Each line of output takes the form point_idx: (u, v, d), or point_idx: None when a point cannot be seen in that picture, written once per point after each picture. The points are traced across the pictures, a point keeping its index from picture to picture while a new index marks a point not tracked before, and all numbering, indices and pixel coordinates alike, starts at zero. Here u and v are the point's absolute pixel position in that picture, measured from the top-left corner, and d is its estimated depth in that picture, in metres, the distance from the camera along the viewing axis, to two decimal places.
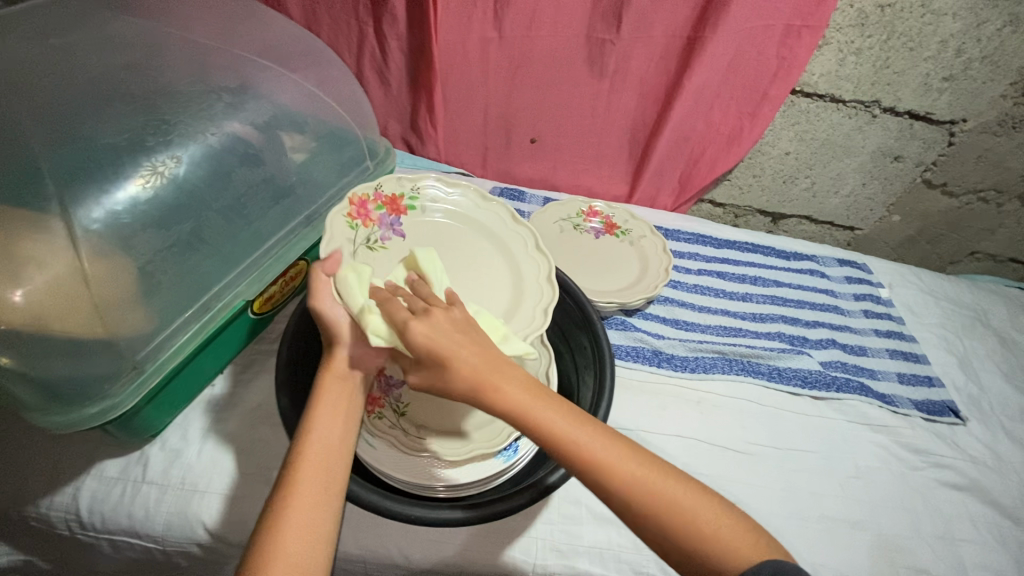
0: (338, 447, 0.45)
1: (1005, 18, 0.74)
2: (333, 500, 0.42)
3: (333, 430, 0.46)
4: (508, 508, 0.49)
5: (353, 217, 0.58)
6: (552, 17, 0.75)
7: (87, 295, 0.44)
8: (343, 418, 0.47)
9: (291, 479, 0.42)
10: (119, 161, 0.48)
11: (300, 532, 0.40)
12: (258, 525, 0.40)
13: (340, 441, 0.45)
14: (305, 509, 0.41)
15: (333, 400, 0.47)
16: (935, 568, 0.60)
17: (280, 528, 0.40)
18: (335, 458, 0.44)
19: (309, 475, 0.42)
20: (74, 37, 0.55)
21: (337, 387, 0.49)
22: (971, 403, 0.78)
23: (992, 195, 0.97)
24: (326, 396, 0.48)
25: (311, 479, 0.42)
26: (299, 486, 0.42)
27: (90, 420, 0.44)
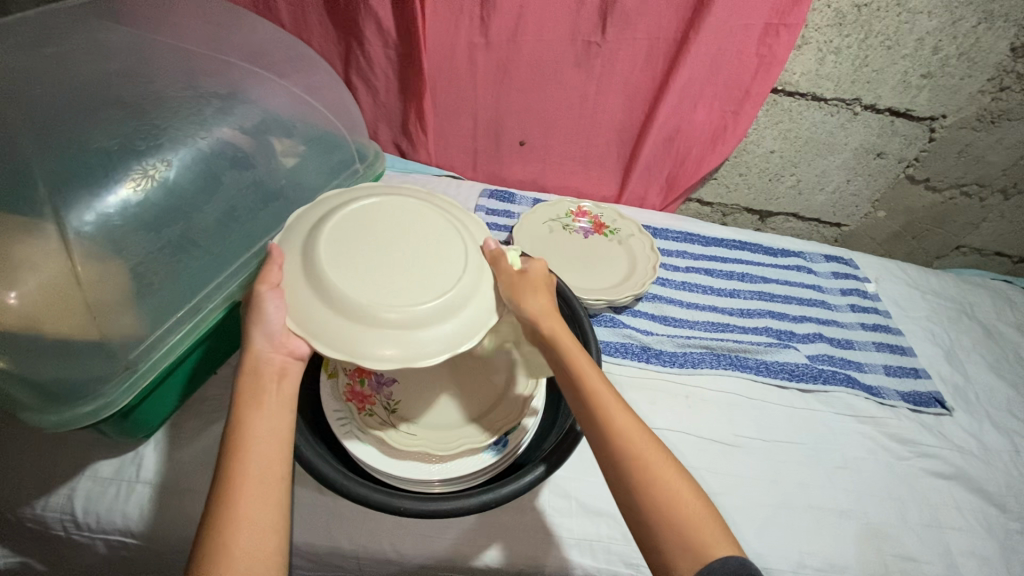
0: (276, 444, 0.44)
1: (979, 15, 0.75)
2: (276, 495, 0.42)
3: (267, 427, 0.44)
4: (495, 498, 0.51)
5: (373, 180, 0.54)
6: (536, 22, 0.77)
7: (80, 296, 0.45)
8: (279, 415, 0.46)
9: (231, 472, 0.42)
10: (111, 166, 0.50)
11: (249, 527, 0.40)
12: (201, 527, 0.40)
13: (275, 435, 0.45)
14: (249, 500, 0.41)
15: (261, 399, 0.45)
16: (923, 555, 0.60)
17: (227, 525, 0.39)
18: (272, 456, 0.43)
19: (247, 473, 0.42)
20: (67, 46, 0.56)
21: (260, 385, 0.46)
22: (958, 393, 0.79)
23: (975, 189, 0.98)
24: (251, 395, 0.45)
25: (249, 472, 0.42)
26: (240, 486, 0.41)
27: (84, 419, 0.44)
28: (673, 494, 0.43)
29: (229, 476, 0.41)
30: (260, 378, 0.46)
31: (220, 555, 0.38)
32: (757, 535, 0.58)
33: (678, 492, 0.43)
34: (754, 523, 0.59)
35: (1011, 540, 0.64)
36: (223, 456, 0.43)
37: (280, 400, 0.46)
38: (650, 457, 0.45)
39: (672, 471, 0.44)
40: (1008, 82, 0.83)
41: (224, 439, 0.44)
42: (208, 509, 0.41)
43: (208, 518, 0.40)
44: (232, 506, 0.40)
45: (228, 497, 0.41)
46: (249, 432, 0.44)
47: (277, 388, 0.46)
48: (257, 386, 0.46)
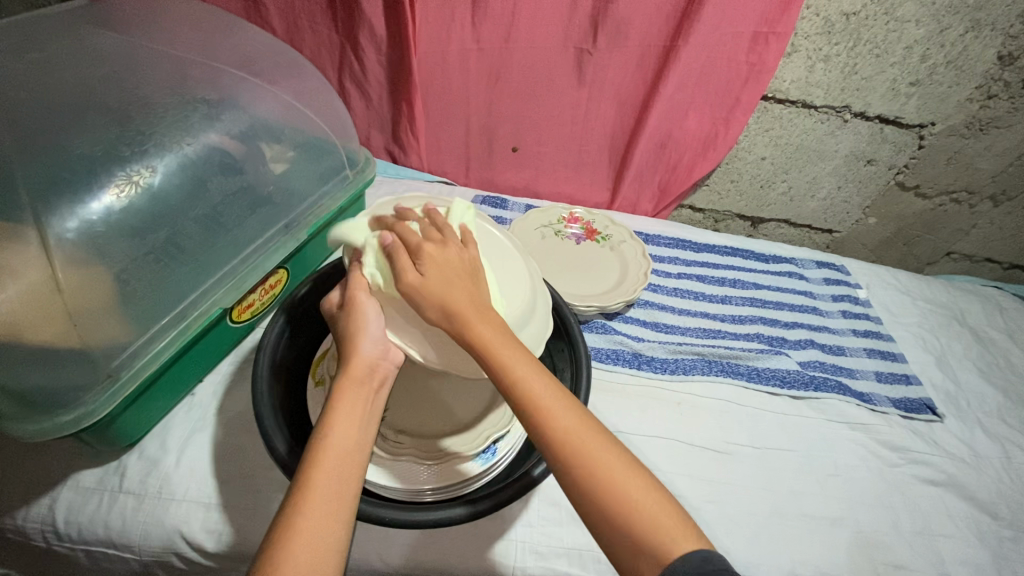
0: (354, 454, 0.43)
1: (967, 24, 0.76)
2: (343, 506, 0.41)
3: (352, 433, 0.44)
4: (477, 512, 0.50)
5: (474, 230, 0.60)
6: (528, 29, 0.77)
7: (61, 304, 0.44)
8: (363, 428, 0.45)
9: (307, 478, 0.41)
10: (95, 172, 0.49)
11: (314, 535, 0.38)
12: (272, 524, 0.39)
13: (354, 446, 0.44)
14: (318, 513, 0.39)
15: (353, 407, 0.45)
16: (914, 563, 0.60)
17: (291, 528, 0.38)
18: (351, 462, 0.43)
19: (322, 474, 0.41)
20: (51, 51, 0.56)
21: (357, 395, 0.46)
22: (948, 399, 0.79)
23: (964, 196, 0.99)
24: (345, 402, 0.45)
25: (323, 483, 0.41)
26: (313, 488, 0.40)
27: (63, 429, 0.44)
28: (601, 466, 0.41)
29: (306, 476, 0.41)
30: (365, 381, 0.47)
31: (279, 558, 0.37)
32: (748, 543, 0.58)
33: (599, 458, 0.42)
34: (742, 532, 0.59)
35: (1002, 547, 0.64)
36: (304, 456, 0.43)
37: (371, 412, 0.46)
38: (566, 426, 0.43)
39: (621, 467, 0.42)
40: (996, 90, 0.84)
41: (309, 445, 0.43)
42: (276, 520, 0.39)
43: (279, 519, 0.39)
44: (300, 506, 0.39)
45: (300, 497, 0.40)
46: (332, 434, 0.43)
47: (372, 398, 0.47)
48: (356, 392, 0.46)
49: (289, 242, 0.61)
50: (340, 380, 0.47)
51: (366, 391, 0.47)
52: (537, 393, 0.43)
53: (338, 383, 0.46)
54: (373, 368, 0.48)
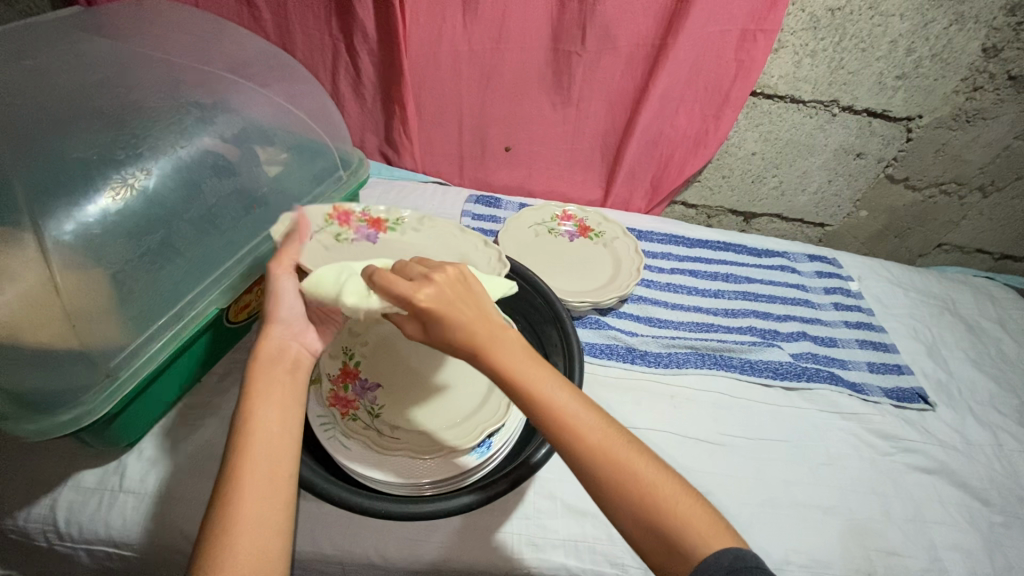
0: (281, 434, 0.46)
1: (951, 17, 0.77)
2: (280, 487, 0.44)
3: (271, 417, 0.47)
4: (481, 499, 0.52)
5: (332, 218, 0.66)
6: (518, 30, 0.78)
7: (59, 306, 0.45)
8: (284, 408, 0.48)
9: (238, 469, 0.43)
10: (90, 176, 0.50)
11: (253, 522, 0.41)
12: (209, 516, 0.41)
13: (279, 428, 0.46)
14: (255, 499, 0.42)
15: (267, 389, 0.48)
16: (907, 550, 0.60)
17: (230, 516, 0.41)
18: (276, 443, 0.45)
19: (251, 463, 0.43)
20: (46, 59, 0.57)
21: (271, 375, 0.50)
22: (940, 388, 0.79)
23: (953, 188, 0.99)
24: (261, 388, 0.48)
25: (253, 471, 0.43)
26: (241, 476, 0.43)
27: (63, 427, 0.45)
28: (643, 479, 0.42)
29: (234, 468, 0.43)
30: (274, 362, 0.51)
31: (227, 540, 0.40)
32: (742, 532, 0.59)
33: (636, 467, 0.43)
34: (736, 520, 0.59)
35: (994, 532, 0.64)
36: (227, 450, 0.45)
37: (288, 390, 0.49)
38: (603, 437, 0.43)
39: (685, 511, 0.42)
40: (981, 81, 0.85)
41: (232, 434, 0.45)
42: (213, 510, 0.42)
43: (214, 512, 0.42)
44: (234, 493, 0.42)
45: (234, 488, 0.42)
46: (252, 422, 0.46)
47: (286, 375, 0.51)
48: (269, 373, 0.50)
49: None
50: (251, 367, 0.50)
51: (280, 372, 0.51)
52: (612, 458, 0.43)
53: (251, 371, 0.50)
54: (283, 349, 0.53)
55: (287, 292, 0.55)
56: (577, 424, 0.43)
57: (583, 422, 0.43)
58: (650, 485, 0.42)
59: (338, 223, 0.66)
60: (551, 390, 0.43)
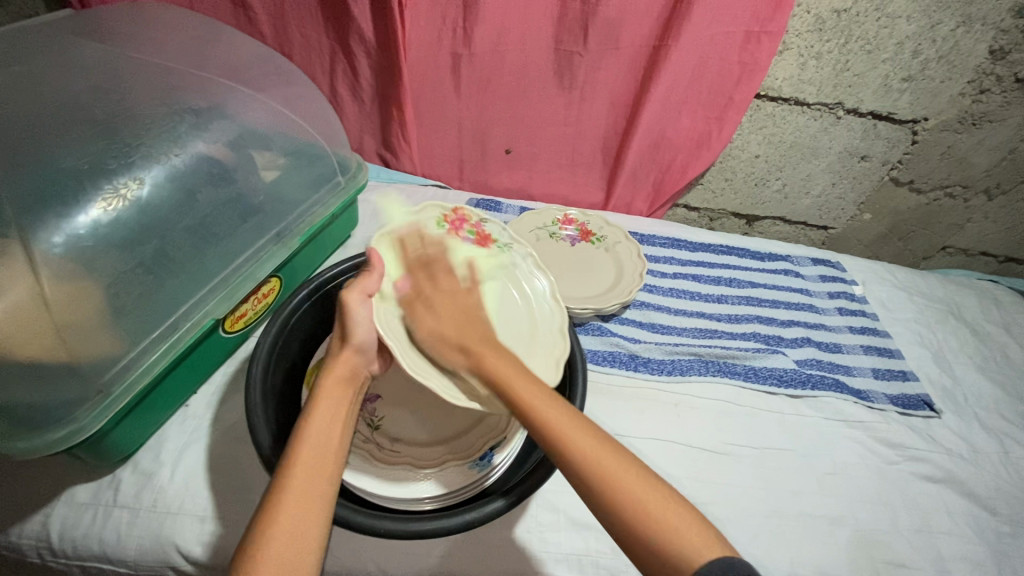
0: (335, 448, 0.45)
1: (958, 19, 0.76)
2: (325, 504, 0.42)
3: (332, 434, 0.46)
4: (497, 510, 0.49)
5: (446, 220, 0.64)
6: (519, 31, 0.76)
7: (49, 319, 0.44)
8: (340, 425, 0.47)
9: (289, 475, 0.42)
10: (80, 185, 0.49)
11: (292, 533, 0.39)
12: (255, 515, 0.40)
13: (334, 443, 0.45)
14: (298, 510, 0.40)
15: (336, 406, 0.48)
16: (914, 561, 0.60)
17: (274, 521, 0.39)
18: (331, 461, 0.44)
19: (303, 476, 0.42)
20: (36, 64, 0.55)
21: (343, 394, 0.49)
22: (946, 395, 0.79)
23: (958, 191, 0.99)
24: (326, 399, 0.48)
25: (303, 480, 0.42)
26: (291, 484, 0.41)
27: (55, 445, 0.43)
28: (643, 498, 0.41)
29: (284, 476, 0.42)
30: (345, 382, 0.50)
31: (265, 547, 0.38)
32: (748, 543, 0.58)
33: (631, 487, 0.42)
34: (742, 533, 0.59)
35: (1001, 543, 0.63)
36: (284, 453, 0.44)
37: (347, 410, 0.49)
38: (597, 451, 0.44)
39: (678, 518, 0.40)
40: (988, 84, 0.84)
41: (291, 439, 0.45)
42: (261, 510, 0.41)
43: (260, 512, 0.41)
44: (282, 498, 0.41)
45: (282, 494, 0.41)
46: (310, 431, 0.45)
47: (353, 399, 0.50)
48: (337, 390, 0.49)
49: (280, 250, 0.60)
50: (324, 382, 0.49)
51: (348, 396, 0.49)
52: (616, 475, 0.42)
53: (322, 383, 0.49)
54: (353, 373, 0.51)
55: (365, 318, 0.51)
56: (568, 436, 0.44)
57: (575, 433, 0.45)
58: (640, 498, 0.41)
59: (447, 228, 0.63)
60: (545, 404, 0.46)
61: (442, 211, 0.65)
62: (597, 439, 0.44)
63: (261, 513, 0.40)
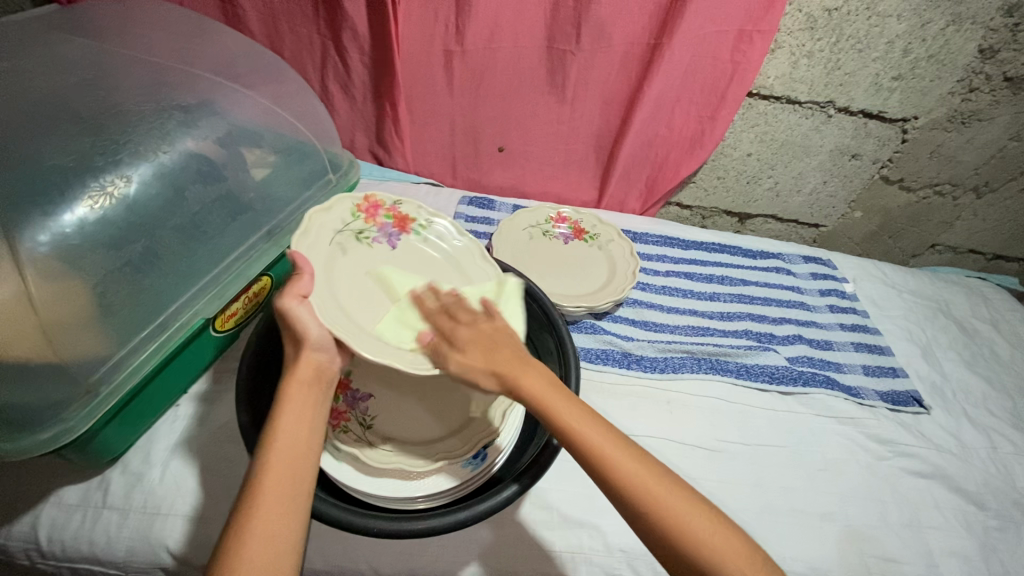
0: (305, 452, 0.44)
1: (947, 18, 0.76)
2: (296, 510, 0.42)
3: (298, 435, 0.45)
4: (491, 507, 0.50)
5: (359, 210, 0.58)
6: (511, 28, 0.76)
7: (35, 320, 0.43)
8: (311, 427, 0.46)
9: (258, 483, 0.42)
10: (67, 183, 0.48)
11: (265, 542, 0.39)
12: (228, 523, 0.41)
13: (304, 447, 0.45)
14: (271, 517, 0.40)
15: (301, 404, 0.47)
16: (904, 557, 0.60)
17: (246, 530, 0.40)
18: (300, 462, 0.44)
19: (274, 482, 0.42)
20: (22, 60, 0.55)
21: (307, 393, 0.48)
22: (935, 391, 0.79)
23: (948, 189, 0.99)
24: (294, 400, 0.47)
25: (274, 488, 0.42)
26: (262, 491, 0.41)
27: (41, 447, 0.42)
28: (651, 489, 0.44)
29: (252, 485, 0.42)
30: (311, 381, 0.48)
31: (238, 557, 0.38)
32: None
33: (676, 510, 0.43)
34: None
35: (989, 537, 0.64)
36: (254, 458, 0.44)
37: (318, 410, 0.48)
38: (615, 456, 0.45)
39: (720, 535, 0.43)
40: (977, 83, 0.84)
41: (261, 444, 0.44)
42: (232, 518, 0.41)
43: (233, 520, 0.41)
44: (253, 506, 0.41)
45: (252, 501, 0.41)
46: (280, 436, 0.44)
47: (321, 396, 0.49)
48: (303, 390, 0.48)
49: (272, 249, 0.59)
50: (288, 382, 0.48)
51: (316, 390, 0.49)
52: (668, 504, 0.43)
53: (287, 384, 0.47)
54: (321, 370, 0.50)
55: (308, 316, 0.48)
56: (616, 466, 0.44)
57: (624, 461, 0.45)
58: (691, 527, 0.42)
59: (363, 217, 0.58)
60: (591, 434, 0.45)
61: (352, 200, 0.58)
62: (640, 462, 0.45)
63: (233, 522, 0.40)
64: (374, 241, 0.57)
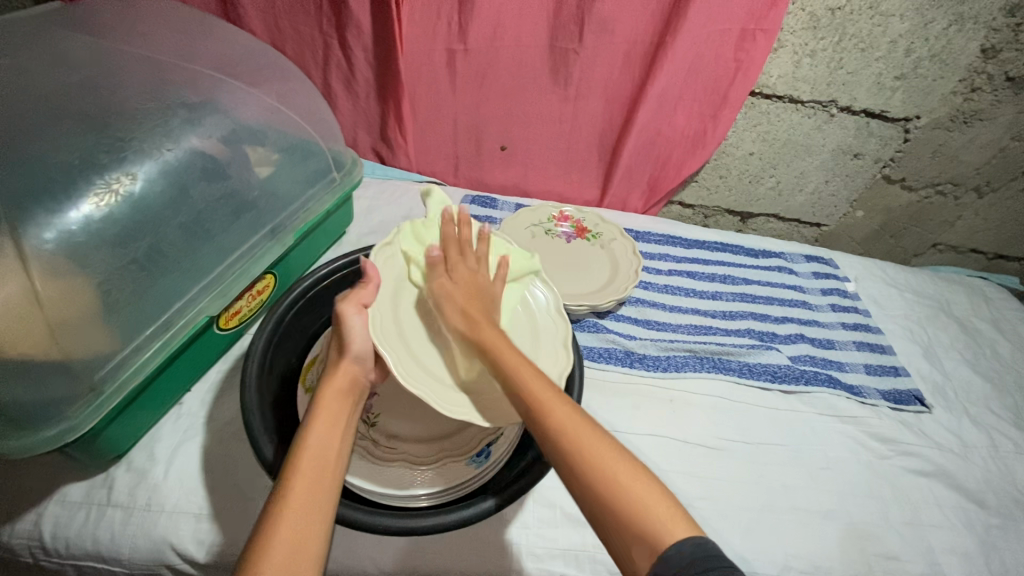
0: (335, 455, 0.45)
1: (950, 17, 0.76)
2: (324, 510, 0.41)
3: (328, 439, 0.45)
4: (495, 505, 0.50)
5: (451, 222, 0.63)
6: (515, 27, 0.76)
7: (40, 317, 0.43)
8: (341, 434, 0.47)
9: (288, 483, 0.41)
10: (72, 180, 0.48)
11: (292, 540, 0.38)
12: (256, 522, 0.40)
13: (333, 451, 0.45)
14: (300, 516, 0.40)
15: (334, 411, 0.48)
16: (905, 555, 0.60)
17: (276, 528, 0.39)
18: (328, 465, 0.43)
19: (304, 483, 0.42)
20: (26, 57, 0.55)
21: (341, 399, 0.49)
22: (936, 390, 0.80)
23: (949, 188, 1.00)
24: (326, 407, 0.47)
25: (303, 488, 0.41)
26: (292, 491, 0.41)
27: (46, 444, 0.42)
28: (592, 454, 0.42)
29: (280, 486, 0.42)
30: (346, 391, 0.50)
31: (266, 553, 0.37)
32: (743, 537, 0.58)
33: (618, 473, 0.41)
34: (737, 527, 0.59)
35: (990, 536, 0.64)
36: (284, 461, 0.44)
37: (348, 419, 0.48)
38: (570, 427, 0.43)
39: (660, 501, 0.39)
40: (979, 82, 0.85)
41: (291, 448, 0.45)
42: (261, 517, 0.40)
43: (261, 520, 0.40)
44: (283, 505, 0.40)
45: (283, 500, 0.40)
46: (309, 441, 0.44)
47: (353, 406, 0.50)
48: (337, 398, 0.49)
49: (275, 248, 0.60)
50: (323, 389, 0.49)
51: (348, 400, 0.50)
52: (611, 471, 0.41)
53: (321, 391, 0.49)
54: (355, 381, 0.52)
55: (359, 326, 0.53)
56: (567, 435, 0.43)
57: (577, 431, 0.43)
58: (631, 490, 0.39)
59: (448, 233, 0.63)
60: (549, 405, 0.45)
61: (443, 217, 0.64)
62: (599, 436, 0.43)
63: (263, 521, 0.40)
64: (455, 253, 0.62)
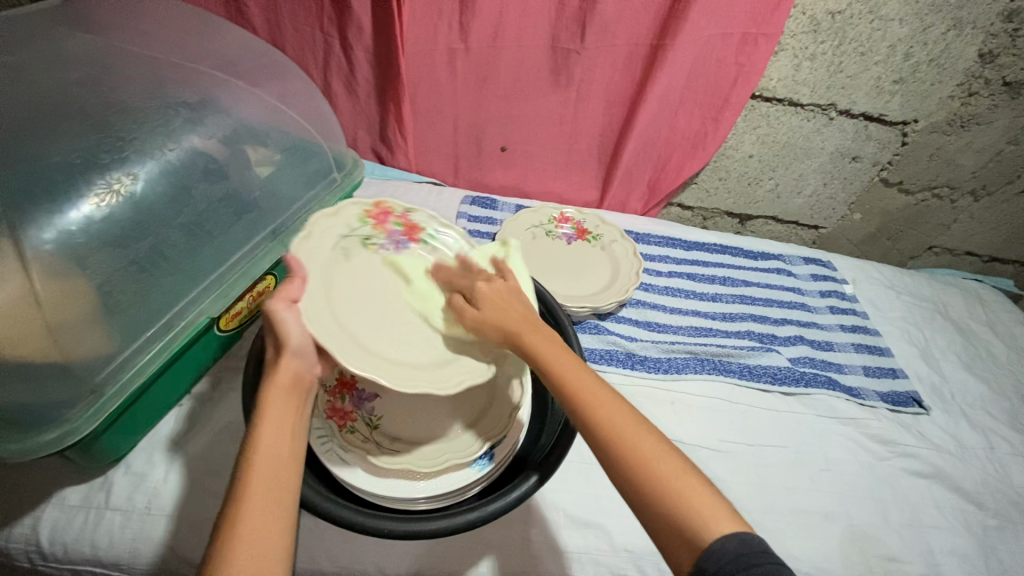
0: (287, 461, 0.42)
1: (949, 22, 0.77)
2: (284, 520, 0.40)
3: (281, 446, 0.43)
4: (501, 506, 0.51)
5: (370, 216, 0.58)
6: (516, 28, 0.76)
7: (40, 318, 0.42)
8: (292, 437, 0.44)
9: (240, 498, 0.39)
10: (72, 179, 0.47)
11: (252, 558, 0.37)
12: (211, 541, 0.38)
13: (288, 457, 0.43)
14: (256, 532, 0.38)
15: (283, 412, 0.44)
16: (905, 555, 0.61)
17: (232, 548, 0.37)
18: (280, 480, 0.41)
19: (257, 496, 0.40)
20: (24, 54, 0.54)
21: (287, 402, 0.45)
22: (934, 392, 0.80)
23: (946, 191, 1.00)
24: (273, 410, 0.44)
25: (257, 502, 0.39)
26: (244, 508, 0.39)
27: (47, 448, 0.42)
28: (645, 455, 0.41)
29: (236, 499, 0.39)
30: (290, 388, 0.46)
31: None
32: None
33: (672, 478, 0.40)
34: None
35: (988, 536, 0.65)
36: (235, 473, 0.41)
37: (297, 417, 0.45)
38: (623, 427, 0.43)
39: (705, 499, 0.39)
40: (976, 87, 0.85)
41: (239, 457, 0.42)
42: (216, 537, 0.38)
43: (216, 540, 0.38)
44: (237, 523, 0.38)
45: (236, 518, 0.39)
46: (260, 449, 0.42)
47: (303, 402, 0.47)
48: (285, 398, 0.45)
49: (276, 249, 0.58)
50: (266, 391, 0.45)
51: (297, 398, 0.46)
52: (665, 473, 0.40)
53: (266, 392, 0.45)
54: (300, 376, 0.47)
55: (296, 321, 0.46)
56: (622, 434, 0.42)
57: (630, 430, 0.43)
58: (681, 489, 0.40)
59: (372, 224, 0.58)
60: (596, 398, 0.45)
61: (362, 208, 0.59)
62: (648, 436, 0.43)
63: (218, 540, 0.38)
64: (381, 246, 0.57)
